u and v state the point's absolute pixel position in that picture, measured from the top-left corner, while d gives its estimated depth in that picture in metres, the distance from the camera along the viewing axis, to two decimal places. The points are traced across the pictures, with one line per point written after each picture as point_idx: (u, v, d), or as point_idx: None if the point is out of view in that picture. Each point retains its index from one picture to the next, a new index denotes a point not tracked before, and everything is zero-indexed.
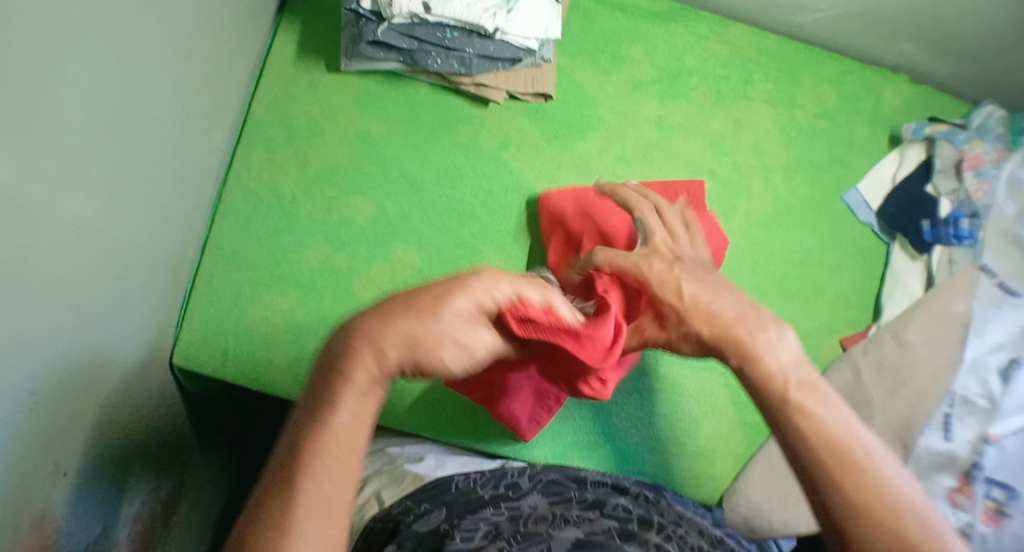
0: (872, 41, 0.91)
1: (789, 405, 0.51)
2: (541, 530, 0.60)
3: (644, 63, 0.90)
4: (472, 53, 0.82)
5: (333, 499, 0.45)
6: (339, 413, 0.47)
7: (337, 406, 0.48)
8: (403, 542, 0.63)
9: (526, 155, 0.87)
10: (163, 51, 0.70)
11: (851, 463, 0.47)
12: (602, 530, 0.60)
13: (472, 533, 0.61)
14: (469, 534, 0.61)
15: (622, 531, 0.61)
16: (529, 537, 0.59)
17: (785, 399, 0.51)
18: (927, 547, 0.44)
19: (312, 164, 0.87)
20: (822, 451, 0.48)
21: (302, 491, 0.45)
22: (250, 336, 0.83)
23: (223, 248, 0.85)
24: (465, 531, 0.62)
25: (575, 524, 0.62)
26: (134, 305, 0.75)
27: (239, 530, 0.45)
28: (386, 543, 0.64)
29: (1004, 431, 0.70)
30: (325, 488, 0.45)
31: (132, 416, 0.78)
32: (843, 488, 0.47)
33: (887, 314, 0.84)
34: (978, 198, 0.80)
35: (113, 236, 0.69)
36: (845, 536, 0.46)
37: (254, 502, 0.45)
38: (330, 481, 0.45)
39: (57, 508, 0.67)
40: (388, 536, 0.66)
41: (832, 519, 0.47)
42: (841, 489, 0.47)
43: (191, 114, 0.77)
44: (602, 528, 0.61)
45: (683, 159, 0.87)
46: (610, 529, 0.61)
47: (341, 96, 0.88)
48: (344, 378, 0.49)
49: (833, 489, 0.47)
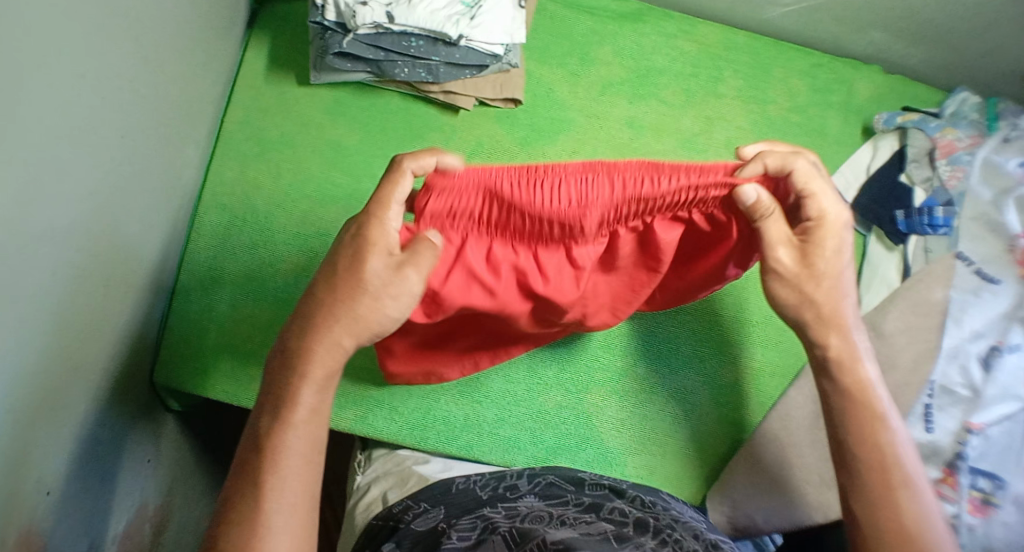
0: (840, 32, 0.91)
1: (865, 422, 0.61)
2: (538, 531, 0.60)
3: (613, 63, 0.90)
4: (438, 62, 0.82)
5: (299, 503, 0.56)
6: (292, 431, 0.57)
7: (294, 426, 0.57)
8: (402, 541, 0.65)
9: (498, 159, 0.87)
10: (137, 71, 0.71)
11: (905, 479, 0.60)
12: (597, 533, 0.60)
13: (468, 533, 0.62)
14: (466, 534, 0.62)
15: (617, 535, 0.61)
16: (524, 539, 0.59)
17: (859, 412, 0.62)
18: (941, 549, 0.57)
19: (285, 177, 0.87)
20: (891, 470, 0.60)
21: (269, 492, 0.55)
22: (229, 349, 0.83)
23: (200, 264, 0.85)
24: (461, 531, 0.63)
25: (571, 525, 0.62)
26: (115, 322, 0.75)
27: (225, 513, 0.55)
28: (385, 541, 0.66)
29: (988, 421, 0.69)
30: (285, 498, 0.55)
31: (113, 434, 0.78)
32: (907, 504, 0.59)
33: (865, 305, 0.80)
34: (952, 186, 0.79)
35: (93, 254, 0.69)
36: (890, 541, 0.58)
37: (234, 493, 0.56)
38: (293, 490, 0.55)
39: (40, 527, 0.67)
40: (389, 533, 0.68)
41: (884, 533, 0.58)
42: (906, 505, 0.59)
43: (166, 130, 0.78)
44: (597, 530, 0.61)
45: (656, 158, 0.87)
46: (605, 532, 0.61)
47: (313, 109, 0.89)
48: (298, 379, 0.58)
49: (897, 504, 0.59)
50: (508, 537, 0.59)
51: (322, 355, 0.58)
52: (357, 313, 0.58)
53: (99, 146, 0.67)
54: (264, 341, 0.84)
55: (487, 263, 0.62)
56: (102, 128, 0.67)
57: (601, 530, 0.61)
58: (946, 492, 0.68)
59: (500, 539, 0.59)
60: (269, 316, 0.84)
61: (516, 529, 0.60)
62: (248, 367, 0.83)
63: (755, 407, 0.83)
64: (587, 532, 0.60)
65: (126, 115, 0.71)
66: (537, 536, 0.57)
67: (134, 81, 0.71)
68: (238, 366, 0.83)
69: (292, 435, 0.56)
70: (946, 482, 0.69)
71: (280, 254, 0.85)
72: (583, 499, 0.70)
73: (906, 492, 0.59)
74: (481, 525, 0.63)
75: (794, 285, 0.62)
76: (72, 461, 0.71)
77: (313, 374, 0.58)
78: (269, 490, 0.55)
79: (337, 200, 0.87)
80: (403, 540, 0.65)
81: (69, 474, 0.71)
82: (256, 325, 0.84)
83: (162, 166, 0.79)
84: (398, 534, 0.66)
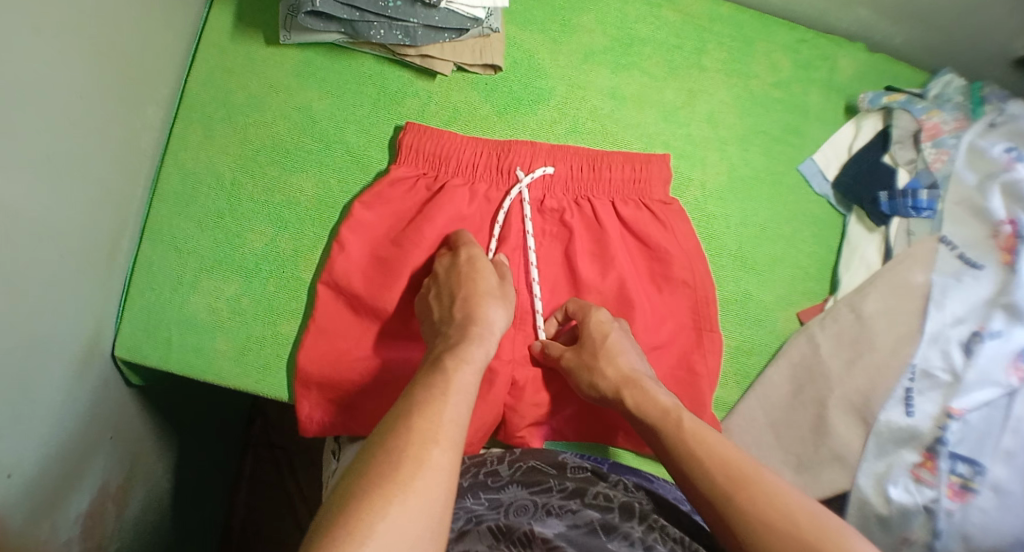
0: (827, 8, 0.87)
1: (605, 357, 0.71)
2: (523, 522, 0.60)
3: (595, 31, 0.87)
4: (417, 24, 0.78)
5: (442, 480, 0.56)
6: (457, 375, 0.64)
7: (459, 376, 0.64)
8: None
9: (474, 128, 0.84)
10: (87, 27, 0.66)
11: (742, 478, 0.60)
12: (583, 524, 0.60)
13: (451, 524, 0.62)
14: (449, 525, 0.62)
15: (604, 526, 0.61)
16: (508, 531, 0.59)
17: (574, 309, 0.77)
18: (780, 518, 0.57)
19: (252, 142, 0.83)
20: (686, 436, 0.64)
21: (432, 452, 0.57)
22: (193, 323, 0.79)
23: (163, 233, 0.81)
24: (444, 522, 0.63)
25: (556, 518, 0.61)
26: (73, 294, 0.71)
27: (378, 469, 0.55)
28: None
29: (967, 406, 0.68)
30: (438, 486, 0.56)
31: (75, 411, 0.74)
32: (734, 495, 0.59)
33: (844, 286, 0.82)
34: (937, 168, 0.78)
35: (46, 222, 0.65)
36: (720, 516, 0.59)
37: (392, 448, 0.56)
38: (438, 467, 0.56)
39: (1, 509, 0.64)
40: None
41: (709, 504, 0.60)
42: (734, 501, 0.58)
43: (123, 90, 0.73)
44: (583, 521, 0.61)
45: (638, 131, 0.84)
46: (591, 523, 0.61)
47: (280, 69, 0.84)
48: (471, 339, 0.68)
49: (727, 502, 0.59)
50: (493, 531, 0.59)
51: (463, 386, 0.63)
52: (471, 316, 0.70)
53: (41, 112, 0.62)
54: (229, 314, 0.80)
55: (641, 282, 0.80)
56: (41, 94, 0.62)
57: (584, 527, 0.60)
58: (925, 476, 0.69)
59: (485, 530, 0.59)
60: (235, 289, 0.80)
61: (500, 523, 0.60)
62: (213, 342, 0.79)
63: (729, 385, 0.79)
64: (573, 528, 0.59)
65: (79, 75, 0.66)
66: (524, 528, 0.58)
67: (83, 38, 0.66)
68: (202, 341, 0.79)
69: (449, 402, 0.61)
70: (925, 466, 0.69)
71: (246, 225, 0.81)
72: (567, 484, 0.67)
73: (769, 501, 0.58)
74: (465, 517, 0.63)
75: (651, 248, 0.80)
76: (37, 441, 0.68)
77: (477, 344, 0.68)
78: (434, 454, 0.57)
79: (306, 167, 0.83)
80: None
81: (30, 457, 0.68)
82: (221, 299, 0.80)
83: (121, 132, 0.74)
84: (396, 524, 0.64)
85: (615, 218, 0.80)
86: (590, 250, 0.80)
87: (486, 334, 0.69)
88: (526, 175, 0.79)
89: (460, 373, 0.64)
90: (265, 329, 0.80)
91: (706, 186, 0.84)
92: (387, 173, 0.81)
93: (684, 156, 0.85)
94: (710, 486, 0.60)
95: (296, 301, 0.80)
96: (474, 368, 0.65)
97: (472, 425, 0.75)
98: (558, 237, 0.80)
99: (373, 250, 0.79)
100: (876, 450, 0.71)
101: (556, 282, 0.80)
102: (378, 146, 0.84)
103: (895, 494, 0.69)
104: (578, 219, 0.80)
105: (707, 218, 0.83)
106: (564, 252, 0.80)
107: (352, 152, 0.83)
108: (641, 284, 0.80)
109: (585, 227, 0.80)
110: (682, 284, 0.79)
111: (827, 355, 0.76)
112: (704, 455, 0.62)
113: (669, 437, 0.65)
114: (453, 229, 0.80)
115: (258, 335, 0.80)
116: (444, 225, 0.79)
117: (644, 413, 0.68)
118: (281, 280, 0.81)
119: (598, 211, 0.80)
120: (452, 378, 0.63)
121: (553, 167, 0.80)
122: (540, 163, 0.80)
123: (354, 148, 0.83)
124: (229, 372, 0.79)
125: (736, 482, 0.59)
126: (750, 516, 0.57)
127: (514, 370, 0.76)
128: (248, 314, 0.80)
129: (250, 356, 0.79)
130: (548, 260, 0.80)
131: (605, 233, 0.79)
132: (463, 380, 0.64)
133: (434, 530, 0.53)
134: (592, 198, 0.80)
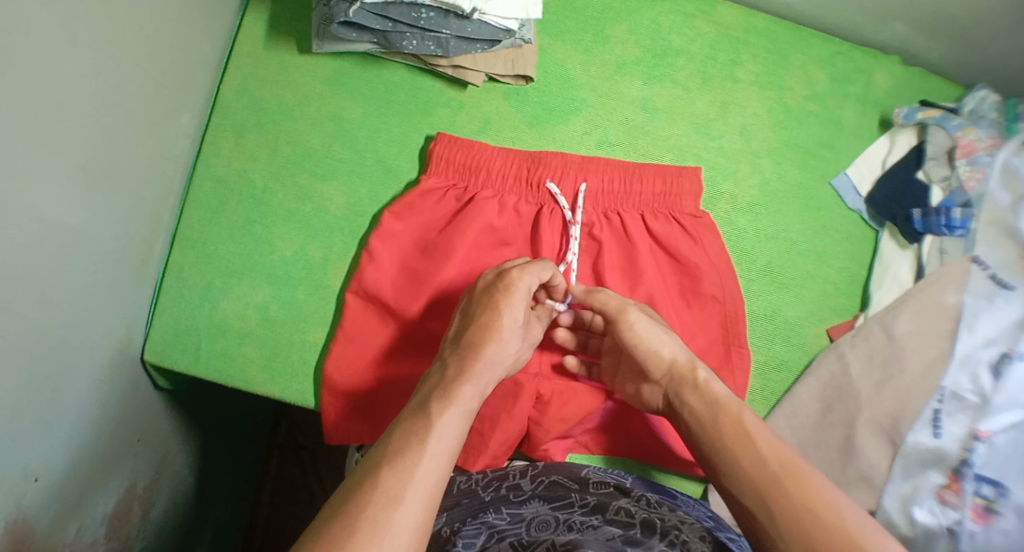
0: (863, 21, 0.87)
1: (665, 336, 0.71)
2: (545, 537, 0.60)
3: (629, 42, 0.86)
4: (449, 35, 0.77)
5: (427, 493, 0.57)
6: (458, 392, 0.64)
7: (460, 392, 0.64)
8: None
9: (505, 139, 0.84)
10: (122, 38, 0.66)
11: (792, 470, 0.61)
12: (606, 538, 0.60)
13: (473, 540, 0.62)
14: (472, 540, 0.62)
15: (626, 541, 0.60)
16: (532, 545, 0.59)
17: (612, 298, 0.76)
18: (822, 510, 0.58)
19: (283, 150, 0.84)
20: (739, 425, 0.64)
21: (414, 466, 0.57)
22: (224, 329, 0.81)
23: (194, 239, 0.82)
24: (466, 536, 0.63)
25: (578, 532, 0.61)
26: (105, 300, 0.72)
27: (359, 480, 0.57)
28: None
29: (995, 428, 0.69)
30: (415, 500, 0.56)
31: (104, 415, 0.75)
32: (788, 487, 0.60)
33: (875, 304, 0.82)
34: (970, 187, 0.77)
35: (79, 232, 0.66)
36: (769, 504, 0.60)
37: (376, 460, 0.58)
38: (426, 479, 0.57)
39: (27, 512, 0.65)
40: None
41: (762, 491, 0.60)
42: (788, 492, 0.59)
43: (156, 99, 0.74)
44: (606, 536, 0.61)
45: (668, 143, 0.84)
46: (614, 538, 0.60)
47: (313, 78, 0.84)
48: (478, 354, 0.66)
49: (782, 493, 0.59)
50: (515, 546, 0.60)
51: (465, 401, 0.63)
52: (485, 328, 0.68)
53: (78, 123, 0.63)
54: (260, 321, 0.81)
55: (669, 296, 0.81)
56: (80, 108, 0.63)
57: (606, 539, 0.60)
58: (950, 498, 0.69)
59: (507, 544, 0.60)
60: (265, 297, 0.81)
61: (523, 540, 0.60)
62: (243, 347, 0.80)
63: (757, 402, 0.80)
64: (597, 538, 0.60)
65: (113, 86, 0.67)
66: (546, 540, 0.59)
67: (119, 50, 0.66)
68: (232, 346, 0.80)
69: (444, 420, 0.61)
70: (950, 488, 0.70)
71: (277, 232, 0.82)
72: (588, 499, 0.67)
73: (813, 488, 0.59)
74: (487, 532, 0.63)
75: (680, 262, 0.80)
76: (64, 442, 0.69)
77: (487, 360, 0.66)
78: (423, 466, 0.58)
79: (337, 176, 0.83)
80: None
81: (58, 461, 0.69)
82: (251, 306, 0.81)
83: (154, 140, 0.75)
84: None
85: (646, 231, 0.81)
86: (619, 262, 0.81)
87: (499, 352, 0.68)
88: (557, 187, 0.80)
89: (463, 386, 0.64)
90: (294, 336, 0.81)
91: (736, 199, 0.84)
92: (419, 184, 0.82)
93: (715, 170, 0.85)
94: (765, 477, 0.61)
95: (327, 308, 0.81)
96: (478, 382, 0.65)
97: (497, 439, 0.77)
98: (588, 250, 0.81)
99: (403, 260, 0.80)
100: (903, 470, 0.72)
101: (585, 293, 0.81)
102: (409, 156, 0.84)
103: (919, 516, 0.70)
104: (608, 232, 0.81)
105: (736, 232, 0.84)
106: (592, 265, 0.81)
107: (383, 162, 0.84)
108: (670, 298, 0.80)
109: (615, 239, 0.81)
110: (711, 300, 0.80)
111: (856, 375, 0.77)
112: (753, 449, 0.63)
113: (727, 419, 0.65)
114: (483, 240, 0.80)
115: (288, 342, 0.81)
116: (472, 241, 0.80)
117: (705, 391, 0.68)
118: (311, 288, 0.82)
119: (628, 224, 0.81)
120: (451, 395, 0.63)
121: (585, 181, 0.81)
122: (571, 177, 0.81)
123: (384, 158, 0.84)
124: (259, 378, 0.80)
125: (786, 469, 0.61)
126: (802, 505, 0.58)
127: (540, 383, 0.78)
128: (279, 321, 0.81)
129: (279, 363, 0.80)
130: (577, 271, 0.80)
131: (636, 247, 0.80)
132: (465, 393, 0.64)
133: (415, 541, 0.54)
134: (621, 211, 0.81)
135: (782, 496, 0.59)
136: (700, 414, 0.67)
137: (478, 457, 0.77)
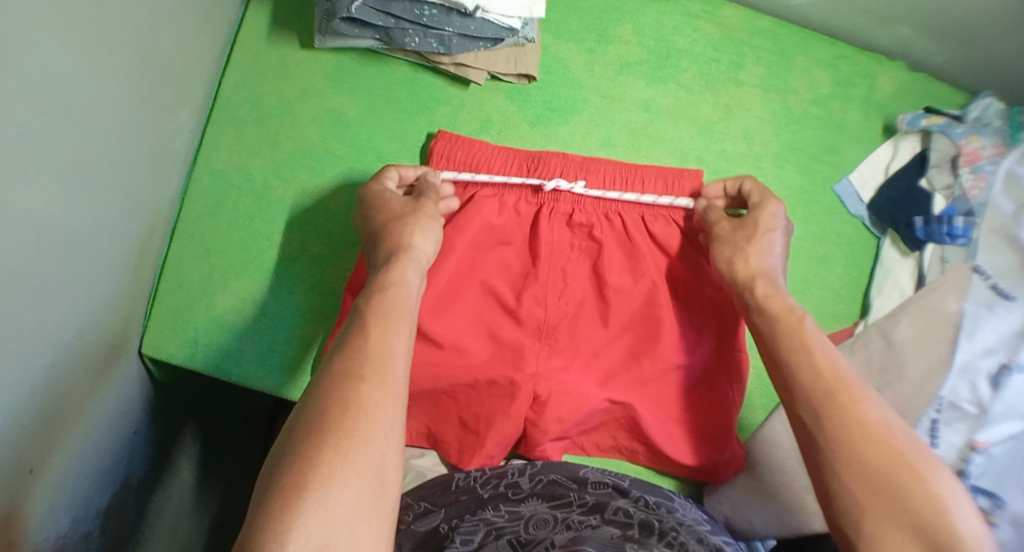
0: (869, 26, 0.86)
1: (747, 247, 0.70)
2: (545, 536, 0.58)
3: (633, 43, 0.86)
4: (451, 33, 0.77)
5: (389, 368, 0.54)
6: (394, 283, 0.62)
7: (396, 283, 0.62)
8: (402, 542, 0.62)
9: (506, 138, 0.84)
10: (122, 30, 0.66)
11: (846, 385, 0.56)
12: (605, 535, 0.58)
13: (471, 536, 0.60)
14: (469, 536, 0.60)
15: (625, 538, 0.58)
16: (532, 543, 0.57)
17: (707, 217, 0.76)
18: (869, 421, 0.54)
19: (284, 145, 0.83)
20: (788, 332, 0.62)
21: (369, 349, 0.55)
22: (221, 323, 0.80)
23: (192, 233, 0.82)
24: (464, 533, 0.60)
25: (577, 530, 0.59)
26: (102, 292, 0.72)
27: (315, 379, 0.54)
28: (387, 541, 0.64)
29: (992, 439, 0.68)
30: (381, 379, 0.53)
31: (100, 409, 0.75)
32: (843, 400, 0.55)
33: (875, 312, 0.82)
34: (973, 196, 0.76)
35: (77, 225, 0.66)
36: (820, 413, 0.56)
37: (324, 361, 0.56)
38: (386, 358, 0.55)
39: (22, 506, 0.65)
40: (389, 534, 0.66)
41: (812, 400, 0.57)
42: (841, 404, 0.55)
43: (157, 89, 0.73)
44: (605, 534, 0.58)
45: (669, 145, 0.84)
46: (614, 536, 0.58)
47: (314, 73, 0.84)
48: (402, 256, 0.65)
49: (835, 407, 0.55)
50: (512, 544, 0.57)
51: (400, 291, 0.61)
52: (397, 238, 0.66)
53: (78, 116, 0.63)
54: (258, 316, 0.81)
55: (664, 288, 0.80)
56: (82, 102, 0.63)
57: (608, 535, 0.58)
58: None
59: (505, 542, 0.58)
60: (263, 292, 0.81)
61: (522, 537, 0.58)
62: (240, 342, 0.80)
63: None
64: (596, 535, 0.57)
65: (115, 78, 0.66)
66: (547, 539, 0.57)
67: (121, 42, 0.66)
68: (229, 341, 0.80)
69: (386, 306, 0.59)
70: None
71: (276, 228, 0.82)
72: (586, 499, 0.67)
73: (862, 397, 0.56)
74: (486, 529, 0.61)
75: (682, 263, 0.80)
76: (60, 435, 0.69)
77: (409, 258, 0.65)
78: (378, 348, 0.55)
79: (337, 172, 0.83)
80: (404, 541, 0.62)
81: (52, 456, 0.69)
82: (249, 301, 0.81)
83: (153, 133, 0.75)
84: (399, 534, 0.64)
85: (646, 233, 0.81)
86: (620, 261, 0.81)
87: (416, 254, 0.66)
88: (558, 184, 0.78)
89: (395, 279, 0.62)
90: (292, 332, 0.81)
91: None
92: None
93: (717, 173, 0.84)
94: (814, 389, 0.57)
95: (325, 303, 0.81)
96: (405, 275, 0.63)
97: (494, 437, 0.76)
98: (588, 251, 0.81)
99: None
100: None
101: (582, 290, 0.81)
102: (409, 152, 0.84)
103: None
104: (608, 232, 0.80)
105: None
106: (593, 264, 0.81)
107: (384, 159, 0.83)
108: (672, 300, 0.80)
109: (616, 240, 0.81)
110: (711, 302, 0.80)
111: None
112: (815, 362, 0.59)
113: (788, 328, 0.62)
114: (482, 240, 0.80)
115: (285, 338, 0.81)
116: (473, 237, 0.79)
117: (767, 306, 0.65)
118: (309, 284, 0.82)
119: (626, 224, 0.80)
120: (388, 288, 0.61)
121: (586, 180, 0.80)
122: (572, 175, 0.80)
123: (385, 155, 0.84)
124: (256, 373, 0.80)
125: (840, 382, 0.57)
126: (852, 418, 0.54)
127: (537, 383, 0.77)
128: (276, 315, 0.81)
129: (276, 358, 0.80)
130: (577, 269, 0.81)
131: (639, 248, 0.80)
132: (401, 287, 0.62)
133: (394, 416, 0.52)
134: (622, 212, 0.80)
135: (835, 405, 0.55)
136: (765, 327, 0.64)
137: (473, 456, 0.77)
